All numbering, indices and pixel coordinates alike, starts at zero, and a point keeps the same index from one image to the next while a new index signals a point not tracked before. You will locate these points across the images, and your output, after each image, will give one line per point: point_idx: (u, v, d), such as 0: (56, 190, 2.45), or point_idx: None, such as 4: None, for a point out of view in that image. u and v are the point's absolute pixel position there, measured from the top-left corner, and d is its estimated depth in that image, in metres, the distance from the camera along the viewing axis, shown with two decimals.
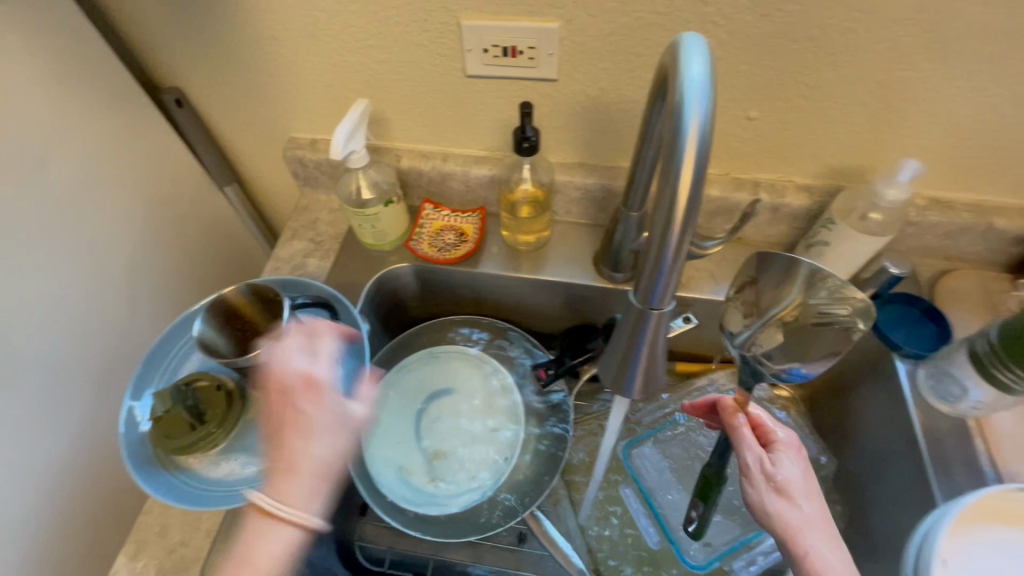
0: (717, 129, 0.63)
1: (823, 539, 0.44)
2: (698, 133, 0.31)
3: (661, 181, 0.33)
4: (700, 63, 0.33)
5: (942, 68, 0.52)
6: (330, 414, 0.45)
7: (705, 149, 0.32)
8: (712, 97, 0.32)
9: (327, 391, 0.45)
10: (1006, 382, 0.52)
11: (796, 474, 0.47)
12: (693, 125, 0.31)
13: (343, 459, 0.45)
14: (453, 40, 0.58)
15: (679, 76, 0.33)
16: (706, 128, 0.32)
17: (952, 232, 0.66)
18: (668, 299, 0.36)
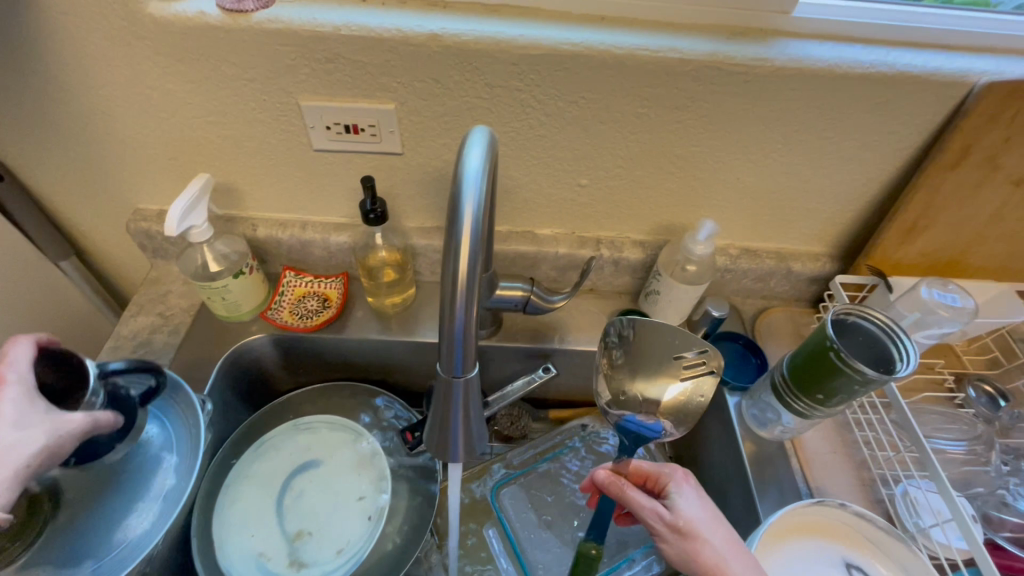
0: (556, 195, 0.69)
1: (745, 560, 0.47)
2: (472, 221, 0.35)
3: (446, 260, 0.36)
4: (478, 156, 0.37)
5: (723, 145, 0.62)
6: (10, 407, 0.42)
7: (480, 233, 0.36)
8: (487, 186, 0.37)
9: (8, 386, 0.42)
10: (800, 410, 0.59)
11: (697, 507, 0.50)
12: (468, 214, 0.35)
13: (31, 458, 0.41)
14: (295, 117, 0.60)
15: (459, 167, 0.37)
16: (480, 214, 0.36)
17: (761, 276, 0.76)
18: (471, 366, 0.38)
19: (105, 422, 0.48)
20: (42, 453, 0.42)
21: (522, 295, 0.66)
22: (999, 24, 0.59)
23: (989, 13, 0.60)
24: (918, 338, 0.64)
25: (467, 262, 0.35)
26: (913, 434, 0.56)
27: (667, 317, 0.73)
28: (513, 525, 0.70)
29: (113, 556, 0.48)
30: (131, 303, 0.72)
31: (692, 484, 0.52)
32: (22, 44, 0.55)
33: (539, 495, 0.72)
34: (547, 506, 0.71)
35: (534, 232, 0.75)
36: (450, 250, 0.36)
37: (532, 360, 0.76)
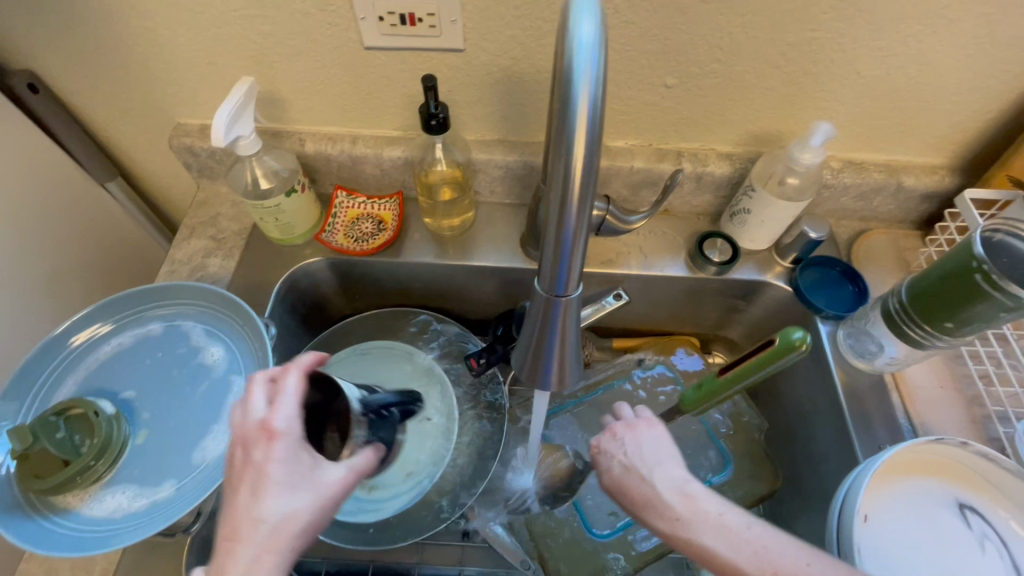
0: (635, 98, 0.61)
1: (654, 506, 0.43)
2: (588, 107, 0.29)
3: (554, 158, 0.30)
4: (590, 26, 0.30)
5: (851, 26, 0.52)
6: (280, 466, 0.37)
7: (596, 123, 0.29)
8: (604, 62, 0.30)
9: (280, 440, 0.38)
10: (917, 338, 0.53)
11: (605, 468, 0.49)
12: (584, 98, 0.29)
13: (298, 533, 0.36)
14: (344, 8, 0.52)
15: (567, 40, 0.30)
16: (598, 98, 0.29)
17: (865, 193, 0.67)
18: (574, 285, 0.34)
19: (366, 467, 0.41)
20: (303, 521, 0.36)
21: (597, 214, 0.60)
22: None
23: None
24: None
25: (582, 160, 0.29)
26: None
27: (754, 240, 0.66)
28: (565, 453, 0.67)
29: (192, 478, 0.47)
30: (182, 226, 0.70)
31: (602, 446, 0.50)
32: None
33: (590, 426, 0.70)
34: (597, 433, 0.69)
35: (605, 145, 0.67)
36: (560, 146, 0.29)
37: (601, 287, 0.70)
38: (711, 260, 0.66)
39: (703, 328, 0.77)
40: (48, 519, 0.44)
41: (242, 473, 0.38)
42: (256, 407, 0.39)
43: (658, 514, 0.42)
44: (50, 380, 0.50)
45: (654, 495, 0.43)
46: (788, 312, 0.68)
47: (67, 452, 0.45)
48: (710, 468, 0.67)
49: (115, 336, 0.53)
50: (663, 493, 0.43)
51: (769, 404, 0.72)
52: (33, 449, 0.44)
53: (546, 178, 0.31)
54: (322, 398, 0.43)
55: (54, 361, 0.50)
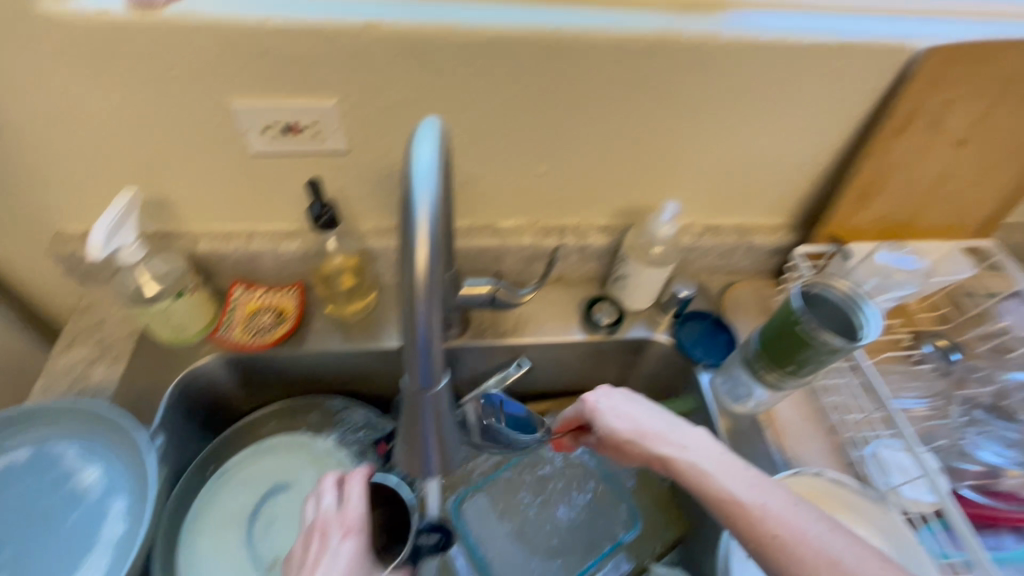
0: (514, 185, 0.67)
1: (659, 442, 0.53)
2: (426, 214, 0.33)
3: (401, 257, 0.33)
4: (428, 150, 0.36)
5: (681, 122, 0.61)
6: (350, 559, 0.47)
7: (436, 226, 0.33)
8: (441, 178, 0.35)
9: (354, 534, 0.49)
10: (773, 380, 0.60)
11: (609, 419, 0.57)
12: (422, 206, 0.33)
13: None
14: (226, 122, 0.55)
15: (409, 161, 0.35)
16: (436, 205, 0.34)
17: (725, 252, 0.77)
18: (439, 375, 0.36)
19: None
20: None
21: (488, 290, 0.64)
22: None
23: None
24: (881, 301, 0.67)
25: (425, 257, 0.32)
26: (880, 395, 0.61)
27: (636, 301, 0.72)
28: (483, 533, 0.68)
29: None
30: (62, 335, 0.66)
31: (601, 399, 0.58)
32: None
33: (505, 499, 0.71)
34: (513, 503, 0.70)
35: (495, 225, 0.72)
36: (405, 246, 0.33)
37: (505, 356, 0.74)
38: (602, 323, 0.73)
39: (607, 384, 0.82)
40: None
41: (315, 558, 0.48)
42: (327, 501, 0.52)
43: (669, 447, 0.52)
44: None
45: (667, 432, 0.54)
46: (675, 364, 0.74)
47: None
48: (620, 526, 0.70)
49: None
50: (677, 433, 0.53)
51: None
52: None
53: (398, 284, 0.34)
54: (384, 513, 0.56)
55: None
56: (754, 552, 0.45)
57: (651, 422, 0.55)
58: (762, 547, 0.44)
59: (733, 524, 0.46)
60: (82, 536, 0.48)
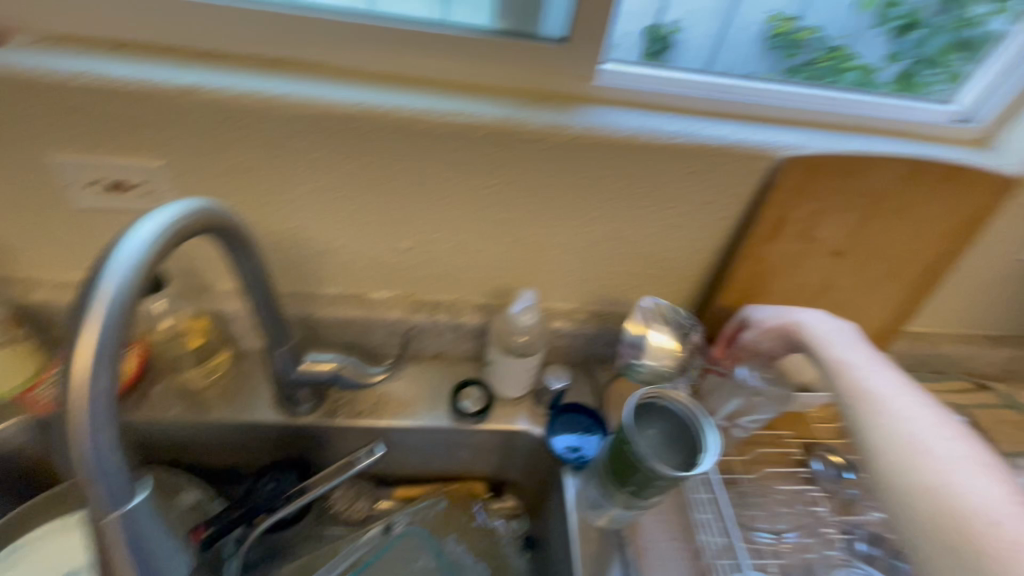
0: (378, 257, 0.64)
1: (838, 355, 0.56)
2: (106, 303, 0.30)
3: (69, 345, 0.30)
4: (150, 228, 0.33)
5: (545, 210, 0.58)
6: None
7: (120, 315, 0.30)
8: (152, 261, 0.32)
9: None
10: (622, 499, 0.53)
11: (757, 310, 0.63)
12: (102, 296, 0.30)
13: None
14: (48, 175, 0.52)
15: (118, 239, 0.32)
16: (127, 292, 0.31)
17: (611, 341, 0.73)
18: (128, 488, 0.31)
19: None
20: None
21: (330, 367, 0.60)
22: (810, 97, 0.57)
23: (808, 87, 0.58)
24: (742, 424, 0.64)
25: (86, 360, 0.29)
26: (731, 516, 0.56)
27: (505, 389, 0.68)
28: None
29: None
30: None
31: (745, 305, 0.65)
32: None
33: None
34: None
35: (365, 295, 0.69)
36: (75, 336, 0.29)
37: (362, 437, 0.69)
38: (467, 411, 0.67)
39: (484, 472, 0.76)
40: None
41: None
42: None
43: (848, 360, 0.55)
44: None
45: (838, 347, 0.57)
46: (546, 458, 0.69)
47: None
48: None
49: None
50: (847, 350, 0.56)
51: (542, 553, 0.71)
52: None
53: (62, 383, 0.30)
54: None
55: None
56: (894, 459, 0.47)
57: (821, 334, 0.58)
58: (900, 456, 0.47)
59: (877, 416, 0.50)
60: None
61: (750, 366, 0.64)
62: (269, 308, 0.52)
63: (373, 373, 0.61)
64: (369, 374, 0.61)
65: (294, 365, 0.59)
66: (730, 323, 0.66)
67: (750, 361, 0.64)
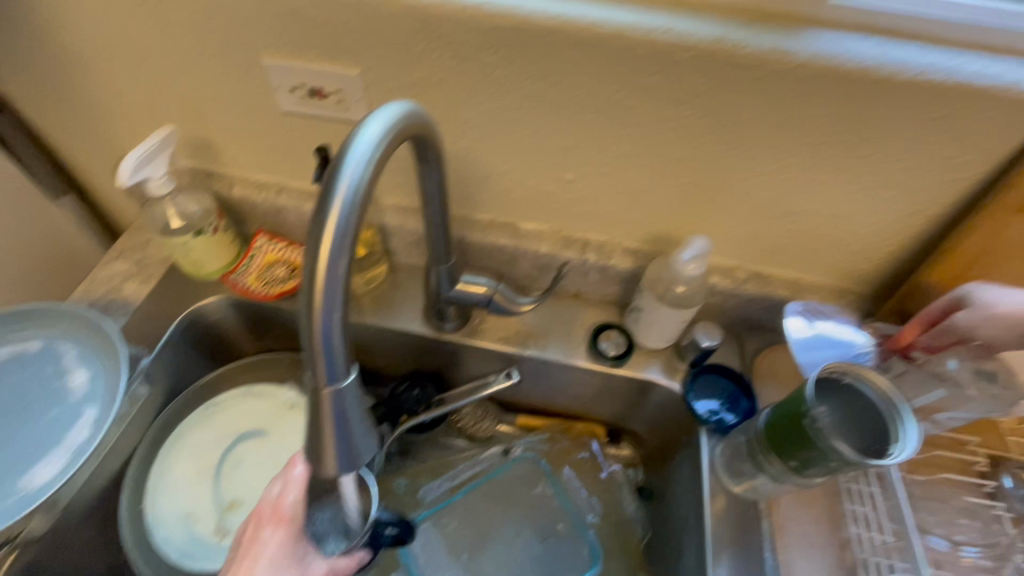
0: (539, 187, 0.62)
1: None
2: (343, 205, 0.31)
3: (311, 240, 0.32)
4: (374, 131, 0.33)
5: (733, 151, 0.53)
6: (276, 552, 0.43)
7: (353, 217, 0.31)
8: (378, 163, 0.33)
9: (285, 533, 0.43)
10: (772, 472, 0.51)
11: (989, 293, 0.49)
12: (340, 197, 0.31)
13: None
14: (261, 76, 0.56)
15: (349, 141, 0.33)
16: (358, 194, 0.32)
17: (769, 307, 0.66)
18: (346, 368, 0.34)
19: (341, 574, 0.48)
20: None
21: (484, 291, 0.61)
22: None
23: None
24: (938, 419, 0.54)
25: (333, 244, 0.31)
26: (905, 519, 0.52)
27: (648, 338, 0.66)
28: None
29: (16, 500, 0.47)
30: (114, 248, 0.73)
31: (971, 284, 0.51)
32: None
33: (470, 517, 0.70)
34: (470, 518, 0.70)
35: (516, 225, 0.68)
36: (316, 234, 0.31)
37: (499, 362, 0.71)
38: (606, 353, 0.67)
39: (607, 417, 0.76)
40: None
41: (244, 543, 0.44)
42: (274, 487, 0.44)
43: None
44: None
45: None
46: (680, 416, 0.66)
47: None
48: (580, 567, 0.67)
49: None
50: None
51: (659, 508, 0.70)
52: None
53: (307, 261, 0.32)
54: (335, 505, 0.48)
55: None
56: None
57: None
58: None
59: None
60: (55, 411, 0.52)
61: (963, 357, 0.51)
62: (441, 226, 0.54)
63: (522, 300, 0.62)
64: (518, 301, 0.62)
65: (450, 284, 0.62)
66: (939, 301, 0.52)
67: (965, 350, 0.51)
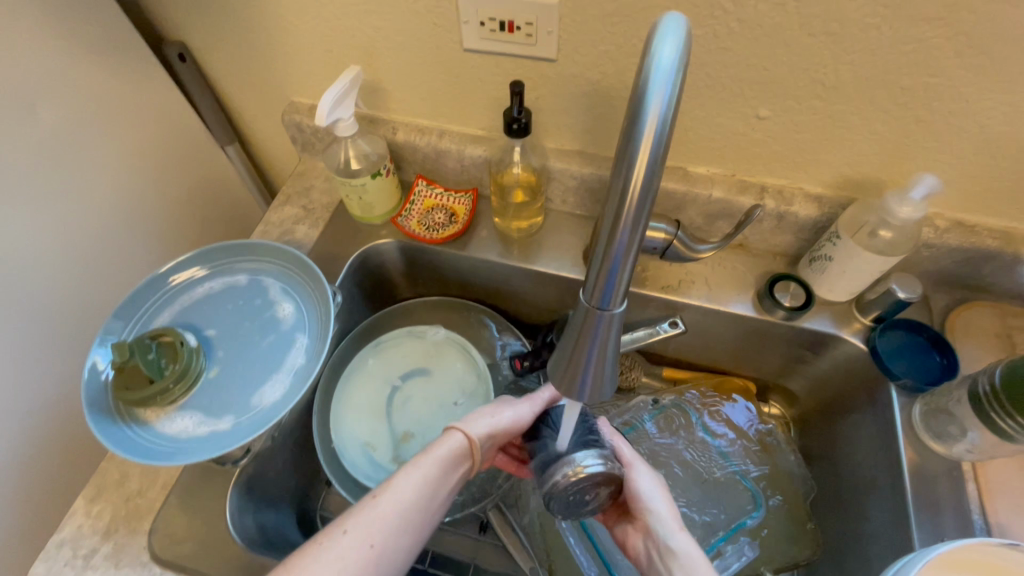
0: (724, 126, 0.59)
1: None
2: (652, 138, 0.29)
3: (612, 178, 0.31)
4: (672, 47, 0.30)
5: (976, 77, 0.47)
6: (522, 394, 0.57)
7: (659, 150, 0.30)
8: (679, 86, 0.30)
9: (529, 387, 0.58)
10: (1007, 429, 0.49)
11: None
12: (649, 130, 0.29)
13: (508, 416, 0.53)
14: (450, 11, 0.56)
15: (647, 60, 0.30)
16: (665, 125, 0.30)
17: (973, 259, 0.61)
18: (619, 300, 0.34)
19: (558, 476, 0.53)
20: (425, 518, 0.47)
21: (665, 237, 0.60)
22: None
23: None
24: None
25: (644, 173, 0.30)
26: None
27: (833, 290, 0.62)
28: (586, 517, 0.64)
29: (249, 417, 0.51)
30: (280, 194, 0.77)
31: None
32: None
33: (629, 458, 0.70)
34: None
35: (686, 169, 0.65)
36: (620, 174, 0.30)
37: (659, 312, 0.70)
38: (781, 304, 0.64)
39: (762, 374, 0.73)
40: (129, 430, 0.49)
41: None
42: None
43: None
44: (152, 309, 0.56)
45: None
46: (859, 373, 0.63)
47: (154, 372, 0.50)
48: (743, 510, 0.67)
49: (207, 281, 0.58)
50: None
51: (823, 466, 0.68)
52: (127, 364, 0.49)
53: (605, 189, 0.31)
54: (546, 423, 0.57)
55: (156, 294, 0.56)
56: None
57: None
58: None
59: None
60: (270, 338, 0.56)
61: None
62: None
63: (702, 248, 0.62)
64: (698, 249, 0.62)
65: None
66: None
67: None
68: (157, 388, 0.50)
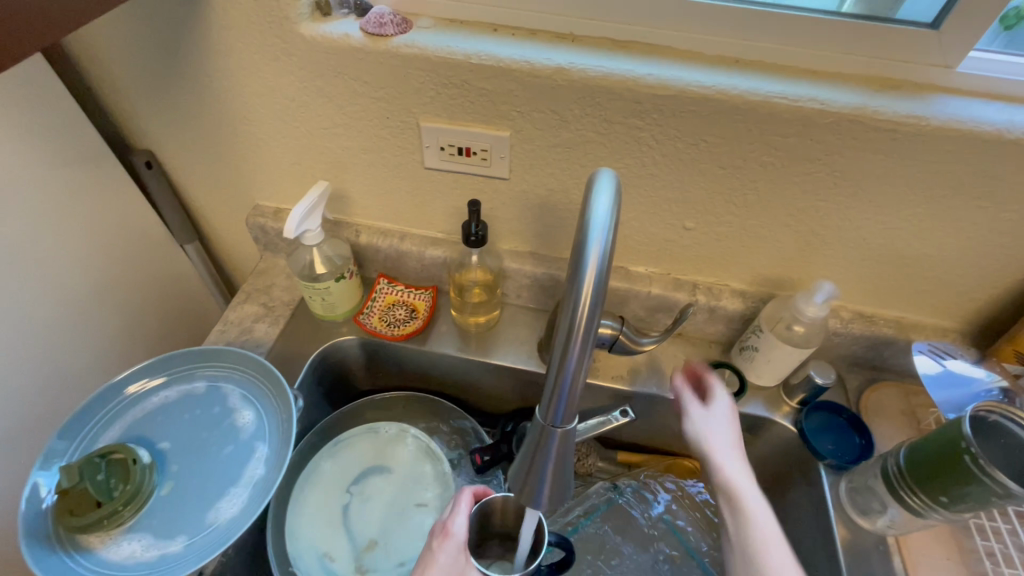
0: (657, 235, 0.67)
1: None
2: (594, 280, 0.35)
3: (562, 312, 0.36)
4: (606, 202, 0.36)
5: (853, 202, 0.58)
6: (446, 554, 0.51)
7: (600, 289, 0.35)
8: (614, 234, 0.36)
9: (451, 539, 0.51)
10: (915, 505, 0.56)
11: None
12: (590, 274, 0.35)
13: None
14: (413, 136, 0.62)
15: (586, 213, 0.36)
16: (604, 268, 0.35)
17: (875, 345, 0.69)
18: (572, 417, 0.38)
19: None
20: None
21: (610, 332, 0.65)
22: None
23: None
24: None
25: (588, 309, 0.35)
26: None
27: (762, 375, 0.69)
28: None
29: (203, 537, 0.49)
30: (240, 291, 0.78)
31: None
32: (201, 62, 0.61)
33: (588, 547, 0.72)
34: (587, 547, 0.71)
35: (627, 269, 0.72)
36: (568, 308, 0.35)
37: (610, 400, 0.74)
38: None
39: None
40: (70, 560, 0.46)
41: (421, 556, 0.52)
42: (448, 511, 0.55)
43: None
44: (102, 423, 0.54)
45: None
46: (792, 452, 0.69)
47: (102, 494, 0.48)
48: None
49: (163, 389, 0.58)
50: None
51: None
52: (74, 488, 0.48)
53: (556, 320, 0.36)
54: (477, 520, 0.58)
55: (107, 406, 0.55)
56: None
57: None
58: None
59: None
60: (228, 447, 0.55)
61: None
62: None
63: (644, 341, 0.67)
64: (641, 342, 0.67)
65: None
66: None
67: None
68: (106, 511, 0.48)
